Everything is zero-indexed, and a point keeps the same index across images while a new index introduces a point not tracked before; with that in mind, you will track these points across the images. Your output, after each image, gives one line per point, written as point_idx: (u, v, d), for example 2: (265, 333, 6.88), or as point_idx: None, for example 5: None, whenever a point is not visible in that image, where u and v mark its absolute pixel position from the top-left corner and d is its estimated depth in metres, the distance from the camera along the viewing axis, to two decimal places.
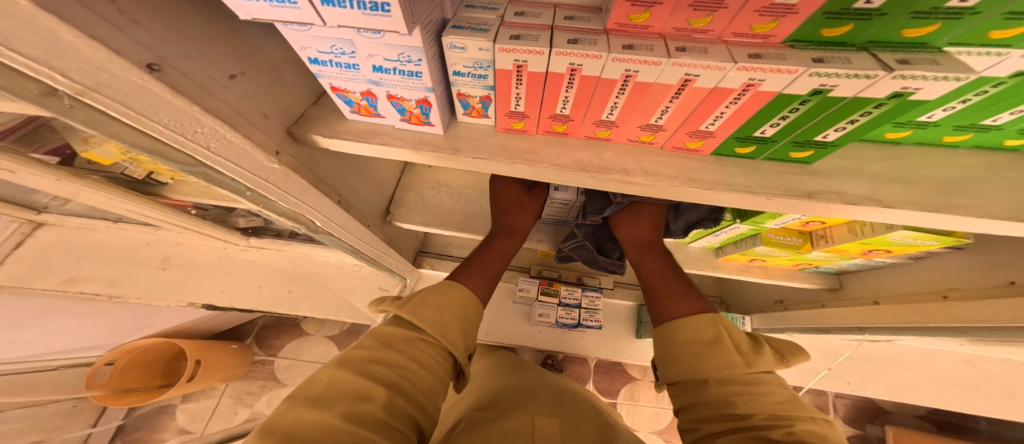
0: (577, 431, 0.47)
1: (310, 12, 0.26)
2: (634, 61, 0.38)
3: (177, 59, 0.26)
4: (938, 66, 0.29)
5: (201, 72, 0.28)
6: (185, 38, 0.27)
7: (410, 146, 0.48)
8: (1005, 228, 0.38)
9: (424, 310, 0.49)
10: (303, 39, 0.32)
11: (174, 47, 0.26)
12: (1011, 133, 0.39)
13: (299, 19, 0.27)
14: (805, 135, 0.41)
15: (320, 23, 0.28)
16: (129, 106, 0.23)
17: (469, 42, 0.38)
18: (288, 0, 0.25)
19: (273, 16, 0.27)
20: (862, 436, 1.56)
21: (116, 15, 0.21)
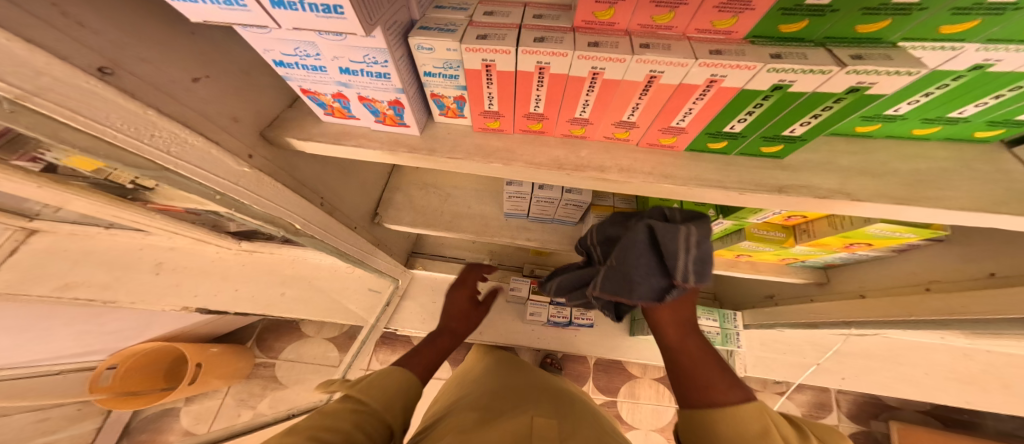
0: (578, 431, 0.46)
1: (261, 14, 0.26)
2: (599, 59, 0.38)
3: (128, 62, 0.26)
4: (892, 61, 0.30)
5: (158, 76, 0.29)
6: (140, 43, 0.28)
7: (385, 147, 0.48)
8: (985, 221, 0.37)
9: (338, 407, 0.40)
10: (265, 42, 0.32)
11: (125, 49, 0.26)
12: (982, 124, 0.39)
13: (251, 20, 0.27)
14: (772, 130, 0.41)
15: (274, 25, 0.28)
16: (76, 111, 0.21)
17: (436, 43, 0.38)
18: (236, 2, 0.25)
19: (223, 17, 0.27)
20: None
21: (60, 19, 0.22)
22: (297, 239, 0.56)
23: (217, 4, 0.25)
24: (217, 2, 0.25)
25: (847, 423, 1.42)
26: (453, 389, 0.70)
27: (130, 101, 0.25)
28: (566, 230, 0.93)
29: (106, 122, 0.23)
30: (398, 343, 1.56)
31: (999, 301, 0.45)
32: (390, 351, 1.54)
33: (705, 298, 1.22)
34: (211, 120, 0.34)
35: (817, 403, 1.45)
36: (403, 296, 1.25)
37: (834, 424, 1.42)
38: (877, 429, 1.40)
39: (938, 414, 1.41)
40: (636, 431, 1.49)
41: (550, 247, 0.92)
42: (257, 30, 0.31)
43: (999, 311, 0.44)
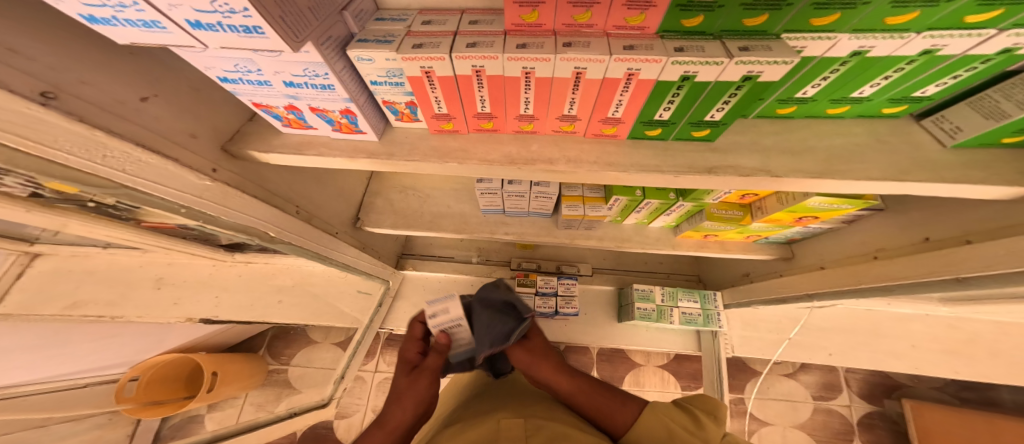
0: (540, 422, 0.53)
1: (182, 34, 0.28)
2: (527, 59, 0.41)
3: (72, 85, 0.28)
4: (772, 51, 0.35)
5: (104, 97, 0.31)
6: (81, 66, 0.30)
7: (346, 154, 0.52)
8: (888, 189, 0.43)
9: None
10: (206, 61, 0.35)
11: (67, 73, 0.28)
12: (885, 102, 0.45)
13: (175, 41, 0.28)
14: (695, 116, 0.45)
15: (198, 43, 0.29)
16: (27, 136, 0.24)
17: (375, 54, 0.41)
18: (157, 26, 0.26)
19: (147, 39, 0.28)
20: (882, 415, 1.42)
21: None
22: (273, 246, 0.59)
23: (137, 27, 0.26)
24: (138, 26, 0.26)
25: (859, 403, 1.43)
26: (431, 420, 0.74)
27: (78, 124, 0.27)
28: (543, 222, 0.96)
29: (57, 145, 0.26)
30: None
31: (929, 264, 0.47)
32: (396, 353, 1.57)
33: (690, 280, 1.25)
34: (167, 138, 0.37)
35: (826, 383, 1.46)
36: (396, 296, 1.29)
37: (846, 404, 1.43)
38: (891, 409, 1.41)
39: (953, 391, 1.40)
40: None
41: (529, 239, 0.95)
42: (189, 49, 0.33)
43: (930, 273, 0.47)
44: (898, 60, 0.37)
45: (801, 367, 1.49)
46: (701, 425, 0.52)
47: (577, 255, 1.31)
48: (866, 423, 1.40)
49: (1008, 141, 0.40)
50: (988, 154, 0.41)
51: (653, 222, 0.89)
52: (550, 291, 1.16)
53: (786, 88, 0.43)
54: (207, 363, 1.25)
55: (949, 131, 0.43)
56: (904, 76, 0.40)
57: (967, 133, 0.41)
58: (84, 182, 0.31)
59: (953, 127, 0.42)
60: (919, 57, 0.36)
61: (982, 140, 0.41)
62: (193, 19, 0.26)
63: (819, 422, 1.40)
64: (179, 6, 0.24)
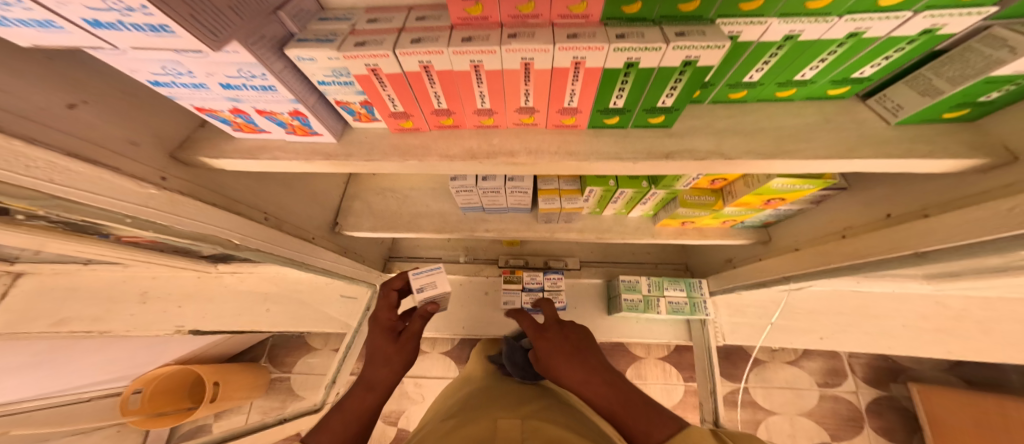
0: (543, 426, 0.45)
1: (83, 34, 0.26)
2: (473, 52, 0.40)
3: None
4: (705, 36, 0.34)
5: (19, 105, 0.30)
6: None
7: (301, 157, 0.52)
8: (840, 166, 0.42)
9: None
10: (129, 63, 0.34)
11: None
12: (828, 85, 0.44)
13: (76, 40, 0.27)
14: (647, 103, 0.45)
15: (106, 43, 0.28)
16: None
17: (316, 53, 0.40)
18: (53, 26, 0.25)
19: (48, 40, 0.27)
20: (883, 396, 1.41)
21: None
22: (239, 255, 0.56)
23: (31, 27, 0.25)
24: (34, 26, 0.25)
25: (865, 388, 1.43)
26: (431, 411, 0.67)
27: None
28: (523, 217, 0.96)
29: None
30: None
31: (893, 239, 0.47)
32: None
33: (678, 269, 1.24)
34: (100, 146, 0.36)
35: (831, 370, 1.46)
36: (384, 299, 1.29)
37: (852, 390, 1.43)
38: (898, 393, 1.41)
39: (958, 373, 1.40)
40: None
41: (509, 235, 0.95)
42: (109, 51, 0.33)
43: (894, 248, 0.46)
44: (829, 44, 0.36)
45: (802, 353, 1.49)
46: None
47: (564, 250, 1.31)
48: (873, 408, 1.40)
49: (948, 116, 0.40)
50: (930, 129, 0.41)
51: (631, 211, 0.88)
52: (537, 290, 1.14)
53: (730, 72, 0.42)
54: (208, 374, 1.25)
55: (892, 109, 0.43)
56: (839, 59, 0.39)
57: (908, 110, 0.40)
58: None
59: (896, 105, 0.42)
60: (846, 40, 0.36)
61: (923, 116, 0.40)
62: (92, 19, 0.25)
63: (828, 409, 1.41)
64: (70, 4, 0.23)
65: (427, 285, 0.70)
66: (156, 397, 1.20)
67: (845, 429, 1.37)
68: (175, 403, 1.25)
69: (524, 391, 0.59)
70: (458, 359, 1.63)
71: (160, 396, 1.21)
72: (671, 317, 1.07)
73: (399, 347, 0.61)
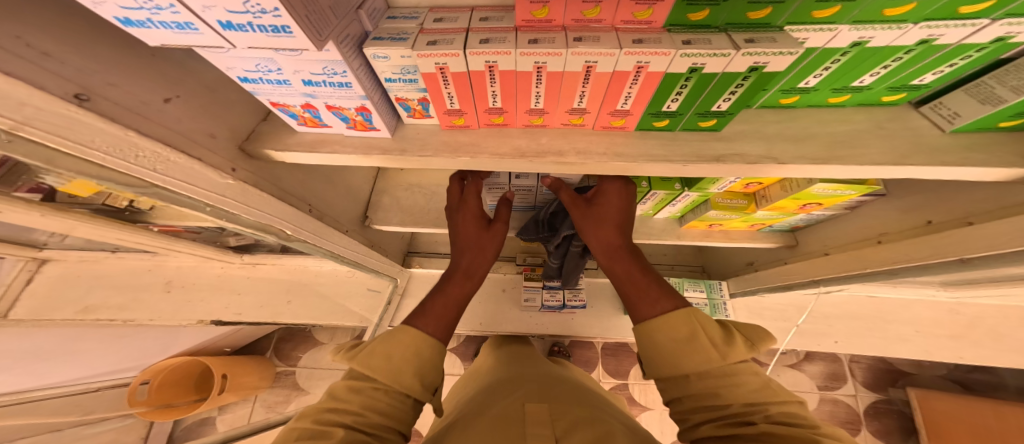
0: (567, 412, 0.47)
1: (213, 35, 0.29)
2: (538, 54, 0.41)
3: (103, 88, 0.29)
4: (776, 43, 0.36)
5: (130, 99, 0.32)
6: (108, 69, 0.31)
7: (359, 151, 0.53)
8: (889, 173, 0.44)
9: (376, 360, 0.43)
10: (228, 61, 0.36)
11: (95, 77, 0.29)
12: (884, 91, 0.47)
13: (205, 41, 0.30)
14: (702, 107, 0.47)
15: (227, 43, 0.31)
16: (65, 137, 0.25)
17: (390, 52, 0.42)
18: (190, 28, 0.28)
19: (179, 40, 0.30)
20: (885, 401, 1.44)
21: (28, 51, 0.24)
22: (289, 244, 0.60)
23: (170, 29, 0.28)
24: (172, 28, 0.28)
25: (864, 392, 1.45)
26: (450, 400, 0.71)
27: (110, 124, 0.28)
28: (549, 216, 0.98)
29: (92, 145, 0.27)
30: None
31: (933, 246, 0.51)
32: None
33: (694, 271, 1.27)
34: (192, 139, 0.38)
35: (831, 373, 1.49)
36: (403, 294, 1.28)
37: (852, 393, 1.45)
38: (896, 397, 1.43)
39: (956, 378, 1.43)
40: (650, 412, 1.51)
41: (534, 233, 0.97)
42: (214, 50, 0.35)
43: (935, 255, 0.50)
44: (897, 50, 0.39)
45: (805, 356, 1.52)
46: (728, 342, 0.41)
47: None
48: (872, 412, 1.42)
49: (1004, 125, 0.43)
50: (984, 137, 0.44)
51: (657, 213, 0.90)
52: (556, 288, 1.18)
53: (791, 77, 0.44)
54: (216, 365, 1.25)
55: (947, 116, 0.45)
56: (903, 65, 0.42)
57: (964, 118, 0.43)
58: (117, 181, 0.32)
59: (951, 113, 0.44)
60: (916, 46, 0.38)
61: (979, 125, 0.43)
62: (224, 20, 0.27)
63: (827, 412, 1.42)
64: (213, 8, 0.25)
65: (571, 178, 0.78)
66: (163, 389, 1.22)
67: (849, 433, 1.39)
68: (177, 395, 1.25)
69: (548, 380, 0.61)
70: (466, 356, 1.65)
71: (166, 389, 1.23)
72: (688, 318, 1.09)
73: (488, 238, 0.66)
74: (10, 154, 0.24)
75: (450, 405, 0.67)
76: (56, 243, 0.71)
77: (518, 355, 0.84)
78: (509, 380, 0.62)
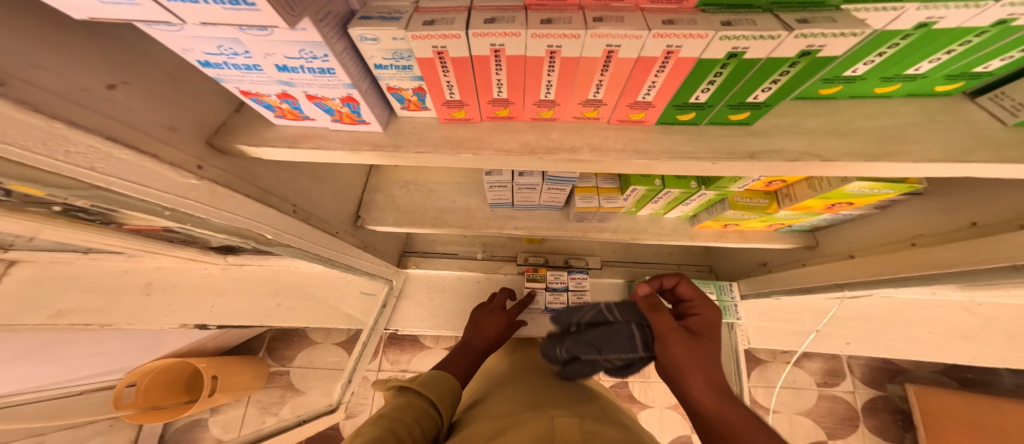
0: (604, 434, 0.43)
1: (154, 8, 0.23)
2: (554, 36, 0.35)
3: (20, 68, 0.23)
4: (836, 23, 0.31)
5: (60, 82, 0.26)
6: (25, 45, 0.24)
7: (347, 147, 0.48)
8: (941, 171, 0.41)
9: (425, 382, 0.57)
10: (182, 41, 0.30)
11: (10, 54, 0.23)
12: (940, 80, 0.42)
13: (146, 14, 0.23)
14: (736, 98, 0.42)
15: (175, 18, 0.25)
16: None
17: (380, 33, 0.36)
18: None
19: (114, 14, 0.23)
20: (884, 398, 1.42)
21: None
22: (269, 249, 0.54)
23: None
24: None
25: (863, 388, 1.44)
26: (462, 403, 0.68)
27: (29, 114, 0.22)
28: (555, 216, 0.92)
29: (9, 140, 0.21)
30: (407, 342, 1.61)
31: (980, 251, 0.47)
32: (398, 351, 1.59)
33: (701, 270, 1.23)
34: (145, 132, 0.32)
35: (831, 370, 1.47)
36: (399, 295, 1.24)
37: (850, 390, 1.44)
38: (894, 393, 1.42)
39: (955, 375, 1.42)
40: (649, 409, 1.48)
41: (538, 234, 0.92)
42: (164, 27, 0.28)
43: (981, 261, 0.46)
44: (967, 32, 0.34)
45: (804, 354, 1.49)
46: None
47: (584, 248, 1.28)
48: (870, 408, 1.41)
49: None
50: None
51: (668, 212, 0.86)
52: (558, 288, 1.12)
53: (837, 65, 0.40)
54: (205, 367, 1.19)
55: (1011, 108, 0.41)
56: (968, 51, 0.37)
57: None
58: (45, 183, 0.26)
59: (1016, 104, 0.41)
60: (991, 29, 0.34)
61: None
62: None
63: (826, 408, 1.41)
64: None
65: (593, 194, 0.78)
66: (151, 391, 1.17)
67: (849, 430, 1.38)
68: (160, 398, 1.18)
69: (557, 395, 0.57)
70: None
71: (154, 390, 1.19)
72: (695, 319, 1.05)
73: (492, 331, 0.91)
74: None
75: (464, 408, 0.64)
76: (23, 245, 0.48)
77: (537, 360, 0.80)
78: (530, 392, 0.58)
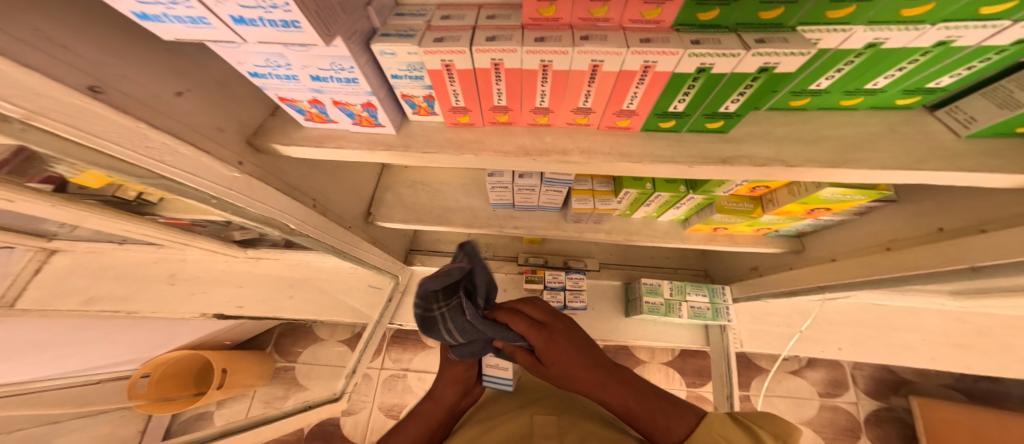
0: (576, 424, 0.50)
1: (225, 30, 0.30)
2: (545, 52, 0.41)
3: (117, 80, 0.30)
4: (788, 43, 0.36)
5: (144, 91, 0.32)
6: (121, 61, 0.31)
7: (364, 147, 0.54)
8: (897, 177, 0.45)
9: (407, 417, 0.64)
10: (238, 55, 0.37)
11: (110, 69, 0.29)
12: (899, 94, 0.47)
13: (218, 36, 0.30)
14: (710, 108, 0.46)
15: (238, 38, 0.31)
16: (80, 127, 0.25)
17: (397, 48, 0.42)
18: (203, 22, 0.28)
19: (194, 35, 0.30)
20: (886, 409, 1.41)
21: (46, 42, 0.25)
22: (293, 238, 0.61)
23: (184, 23, 0.28)
24: (186, 23, 0.28)
25: (865, 399, 1.42)
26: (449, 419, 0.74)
27: (121, 116, 0.28)
28: (553, 217, 0.97)
29: (106, 137, 0.27)
30: (409, 341, 1.65)
31: (945, 254, 0.50)
32: (400, 349, 1.64)
33: (698, 275, 1.26)
34: (201, 132, 0.39)
35: (832, 380, 1.46)
36: (404, 291, 1.29)
37: (852, 401, 1.42)
38: (898, 405, 1.40)
39: (961, 386, 1.40)
40: None
41: (537, 233, 0.96)
42: (226, 44, 0.35)
43: (948, 263, 0.49)
44: (914, 52, 0.39)
45: (804, 363, 1.48)
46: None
47: (583, 250, 1.32)
48: (873, 419, 1.39)
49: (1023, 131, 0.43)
50: (1002, 142, 0.44)
51: (661, 215, 0.90)
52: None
53: (804, 79, 0.44)
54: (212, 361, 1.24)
55: (962, 120, 0.45)
56: (918, 68, 0.41)
57: (978, 125, 0.43)
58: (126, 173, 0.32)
59: (967, 117, 0.45)
60: (933, 48, 0.38)
61: (995, 130, 0.43)
62: (237, 15, 0.28)
63: (826, 418, 1.40)
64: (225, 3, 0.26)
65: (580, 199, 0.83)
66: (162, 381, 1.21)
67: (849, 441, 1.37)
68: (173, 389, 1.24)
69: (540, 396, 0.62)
70: None
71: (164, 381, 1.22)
72: (690, 322, 1.08)
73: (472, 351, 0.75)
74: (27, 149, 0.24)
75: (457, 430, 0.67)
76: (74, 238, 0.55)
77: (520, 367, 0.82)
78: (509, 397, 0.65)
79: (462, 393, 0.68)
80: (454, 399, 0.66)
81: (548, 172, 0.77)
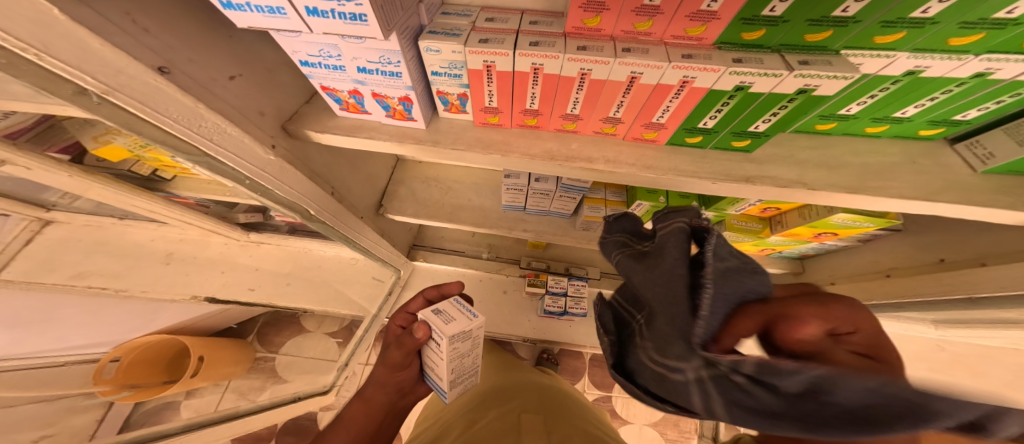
0: (558, 424, 0.54)
1: (295, 20, 0.34)
2: (586, 61, 0.42)
3: (182, 63, 0.34)
4: (831, 67, 0.38)
5: (202, 75, 0.37)
6: (190, 46, 0.36)
7: (394, 139, 0.55)
8: (910, 207, 0.48)
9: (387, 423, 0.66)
10: (296, 44, 0.40)
11: (179, 52, 0.34)
12: (923, 124, 0.49)
13: (288, 26, 0.35)
14: (740, 127, 0.48)
15: (305, 30, 0.36)
16: (144, 103, 0.30)
17: (443, 46, 0.44)
18: (280, 12, 0.33)
19: (265, 24, 0.35)
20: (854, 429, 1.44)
21: (130, 25, 0.29)
22: (310, 224, 0.62)
23: (262, 13, 0.33)
24: (264, 12, 0.33)
25: None
26: (429, 416, 0.76)
27: (183, 94, 0.33)
28: (562, 223, 0.98)
29: (165, 113, 0.32)
30: None
31: (945, 283, 0.53)
32: None
33: None
34: (244, 115, 0.43)
35: None
36: (405, 286, 1.24)
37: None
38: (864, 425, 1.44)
39: None
40: (630, 425, 1.47)
41: (546, 238, 0.97)
42: (288, 34, 0.38)
43: (945, 292, 0.52)
44: (949, 82, 0.41)
45: None
46: None
47: (585, 258, 1.32)
48: None
49: None
50: (1011, 180, 0.47)
51: None
52: (469, 333, 0.55)
53: (834, 103, 0.47)
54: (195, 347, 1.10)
55: (981, 156, 0.47)
56: (946, 101, 0.44)
57: (999, 160, 0.45)
58: (177, 149, 0.36)
59: (986, 153, 0.47)
60: (969, 80, 0.40)
61: (1010, 167, 0.45)
62: (312, 7, 0.32)
63: None
64: None
65: (592, 208, 0.84)
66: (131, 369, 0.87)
67: None
68: (152, 375, 0.97)
69: (528, 395, 0.66)
70: None
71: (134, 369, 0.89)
72: None
73: (406, 370, 0.63)
74: (98, 118, 0.30)
75: (428, 426, 0.68)
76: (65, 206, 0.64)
77: (503, 373, 0.81)
78: (492, 393, 0.69)
79: (399, 393, 0.64)
80: (386, 400, 0.62)
81: (565, 178, 0.78)
